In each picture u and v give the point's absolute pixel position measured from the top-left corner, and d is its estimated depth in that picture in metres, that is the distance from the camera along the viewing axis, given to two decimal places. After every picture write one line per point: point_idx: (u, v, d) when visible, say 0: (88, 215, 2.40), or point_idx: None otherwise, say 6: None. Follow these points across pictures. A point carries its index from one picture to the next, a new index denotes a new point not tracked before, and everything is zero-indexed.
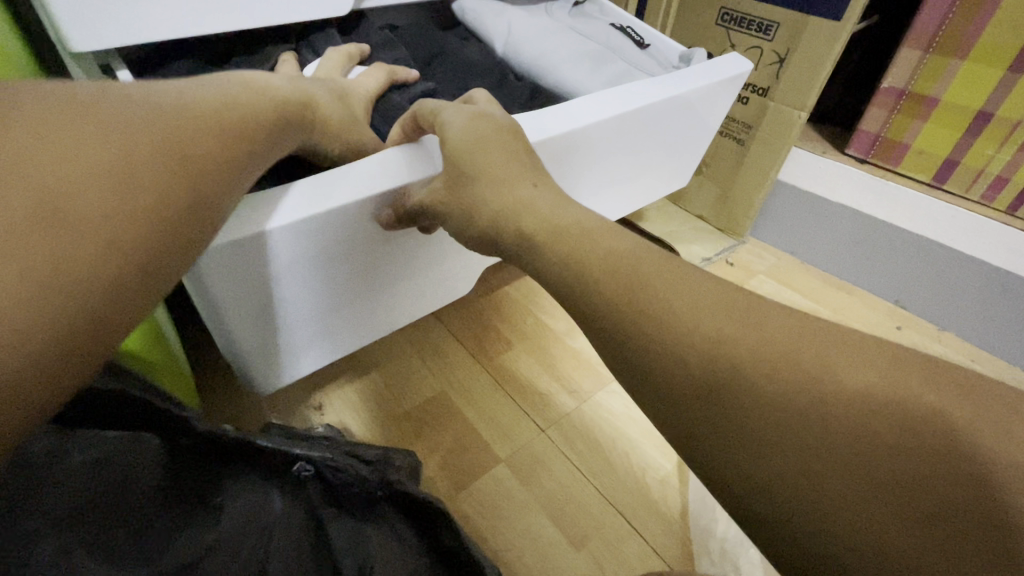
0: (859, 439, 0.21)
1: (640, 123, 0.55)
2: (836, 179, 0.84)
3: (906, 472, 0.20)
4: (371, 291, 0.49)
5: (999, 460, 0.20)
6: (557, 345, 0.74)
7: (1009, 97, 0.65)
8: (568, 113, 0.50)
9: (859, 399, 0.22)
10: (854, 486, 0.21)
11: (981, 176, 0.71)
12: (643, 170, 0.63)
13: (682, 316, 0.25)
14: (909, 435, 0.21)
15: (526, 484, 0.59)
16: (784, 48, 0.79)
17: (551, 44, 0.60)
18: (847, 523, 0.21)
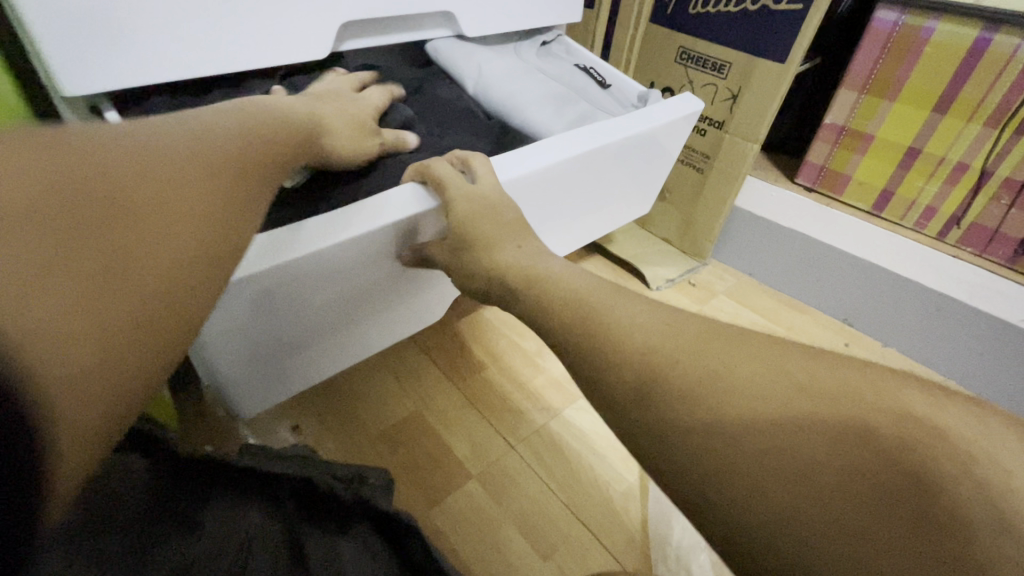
0: (774, 444, 0.26)
1: (600, 160, 0.59)
2: (788, 206, 0.90)
3: (812, 468, 0.25)
4: (347, 320, 0.52)
5: (884, 453, 0.25)
6: (528, 363, 0.78)
7: (933, 136, 0.73)
8: (534, 153, 0.54)
9: (771, 411, 0.27)
10: (776, 476, 0.25)
11: (914, 205, 0.78)
12: (607, 201, 0.68)
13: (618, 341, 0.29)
14: (821, 435, 0.26)
15: (496, 499, 0.62)
16: (736, 87, 0.85)
17: (518, 85, 0.65)
18: (768, 516, 0.25)
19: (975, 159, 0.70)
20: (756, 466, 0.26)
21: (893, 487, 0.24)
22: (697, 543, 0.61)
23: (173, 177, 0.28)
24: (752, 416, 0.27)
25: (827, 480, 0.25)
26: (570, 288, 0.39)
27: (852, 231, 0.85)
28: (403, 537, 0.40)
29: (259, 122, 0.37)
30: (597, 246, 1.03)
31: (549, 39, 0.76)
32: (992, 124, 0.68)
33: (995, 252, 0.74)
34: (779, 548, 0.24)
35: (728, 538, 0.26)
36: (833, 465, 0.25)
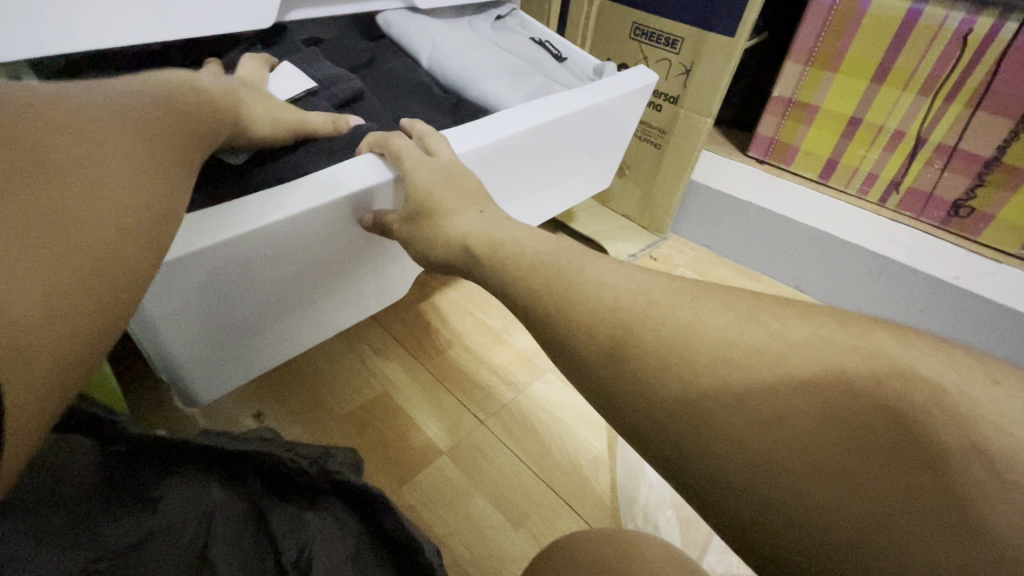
0: (738, 384, 0.25)
1: (559, 131, 0.59)
2: (741, 179, 0.93)
3: (779, 407, 0.24)
4: (309, 299, 0.51)
5: (853, 380, 0.23)
6: (494, 341, 0.78)
7: (873, 105, 0.76)
8: (492, 124, 0.54)
9: (739, 352, 0.25)
10: (733, 415, 0.24)
11: (857, 173, 0.82)
12: (568, 172, 0.69)
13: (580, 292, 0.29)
14: (781, 373, 0.24)
15: (466, 471, 0.62)
16: (689, 61, 0.87)
17: (474, 57, 0.64)
18: (725, 454, 0.24)
19: (910, 127, 0.74)
20: (714, 405, 0.25)
21: (855, 419, 0.22)
22: (663, 500, 0.63)
23: (91, 171, 0.27)
24: (708, 354, 0.26)
25: (787, 414, 0.23)
26: (529, 246, 0.39)
27: (802, 201, 0.89)
28: (374, 507, 0.40)
29: (172, 104, 0.35)
30: (559, 224, 1.03)
31: (504, 13, 0.75)
32: (926, 92, 0.71)
33: (930, 214, 0.79)
34: (742, 485, 0.23)
35: (690, 478, 0.25)
36: (795, 401, 0.23)
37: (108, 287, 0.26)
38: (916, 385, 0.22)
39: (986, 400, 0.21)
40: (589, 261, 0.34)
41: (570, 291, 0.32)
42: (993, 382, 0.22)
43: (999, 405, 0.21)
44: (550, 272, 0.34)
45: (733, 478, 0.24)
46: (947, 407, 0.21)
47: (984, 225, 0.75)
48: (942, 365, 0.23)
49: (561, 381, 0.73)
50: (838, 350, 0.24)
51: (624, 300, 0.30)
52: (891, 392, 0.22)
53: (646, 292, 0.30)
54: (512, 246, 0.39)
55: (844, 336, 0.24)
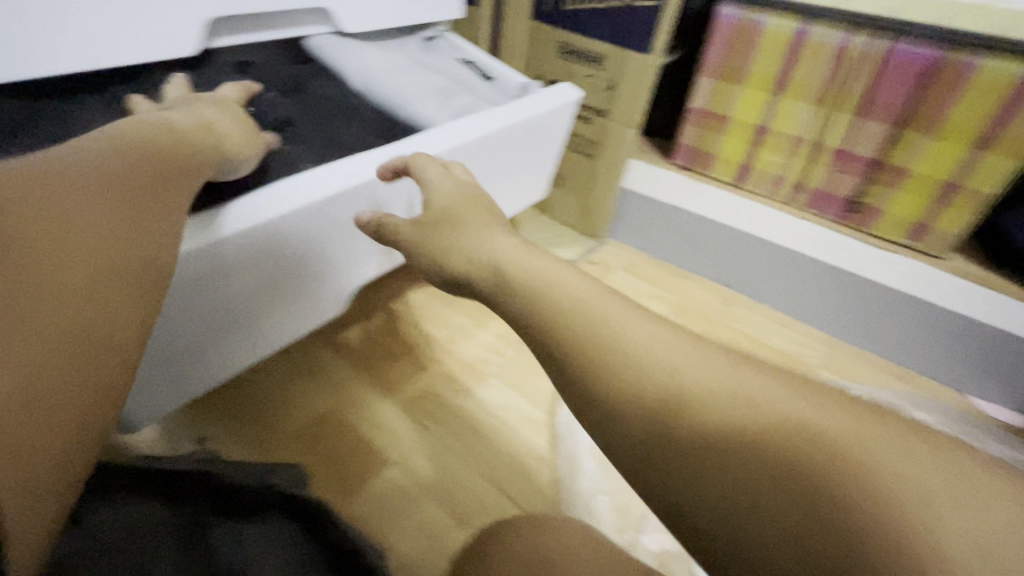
0: (682, 397, 0.30)
1: (480, 150, 0.62)
2: (668, 184, 0.99)
3: (712, 418, 0.29)
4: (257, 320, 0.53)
5: (785, 415, 0.28)
6: (439, 351, 0.80)
7: (776, 115, 0.84)
8: (412, 142, 0.56)
9: (670, 365, 0.31)
10: (682, 424, 0.29)
11: (767, 176, 0.90)
12: (496, 187, 0.72)
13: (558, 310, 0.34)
14: (728, 399, 0.29)
15: (413, 477, 0.64)
16: (613, 77, 0.93)
17: (401, 78, 0.66)
18: (666, 452, 0.29)
19: (808, 132, 0.82)
20: (667, 415, 0.30)
21: (780, 442, 0.27)
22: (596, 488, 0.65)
23: (64, 245, 0.30)
24: (669, 374, 0.31)
25: (727, 430, 0.29)
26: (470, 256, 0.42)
27: (719, 202, 0.95)
28: (319, 521, 0.42)
29: (140, 150, 0.37)
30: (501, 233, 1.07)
31: (433, 35, 0.79)
32: (818, 102, 0.79)
33: (830, 211, 0.86)
34: (675, 475, 0.29)
35: (631, 466, 0.31)
36: (736, 421, 0.29)
37: (89, 349, 0.30)
38: (832, 425, 0.27)
39: (844, 423, 0.28)
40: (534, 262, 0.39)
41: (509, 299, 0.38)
42: (885, 429, 0.28)
43: (889, 447, 0.27)
44: (494, 283, 0.39)
45: (669, 470, 0.29)
46: (849, 443, 0.27)
47: (875, 219, 0.82)
48: (837, 409, 0.28)
49: (505, 386, 0.76)
50: (775, 394, 0.29)
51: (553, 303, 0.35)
52: (809, 426, 0.28)
53: (581, 301, 0.35)
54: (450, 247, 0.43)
55: (782, 385, 0.30)
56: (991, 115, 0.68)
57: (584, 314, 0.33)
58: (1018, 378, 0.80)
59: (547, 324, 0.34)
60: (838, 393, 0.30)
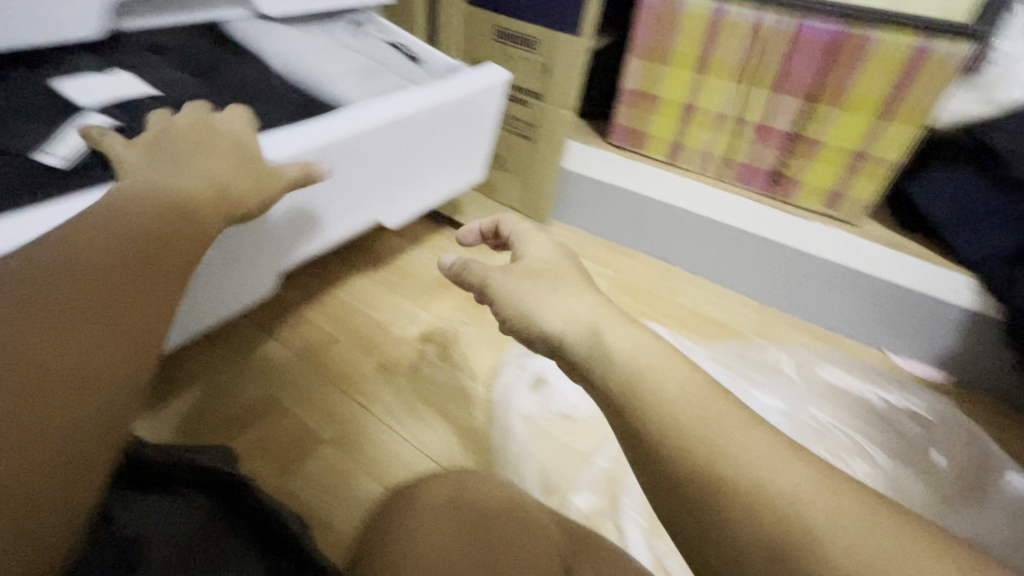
0: (666, 405, 0.31)
1: (401, 134, 0.63)
2: (602, 164, 1.02)
3: (687, 429, 0.30)
4: (234, 277, 0.57)
5: (758, 455, 0.28)
6: (380, 333, 0.81)
7: (700, 93, 0.87)
8: (321, 125, 0.55)
9: (671, 383, 0.32)
10: (656, 420, 0.31)
11: (696, 153, 0.93)
12: (425, 172, 0.72)
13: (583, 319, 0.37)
14: (716, 422, 0.30)
15: (351, 455, 0.65)
16: (546, 60, 0.95)
17: (323, 59, 0.67)
18: (636, 431, 0.32)
19: (730, 109, 0.86)
20: (645, 410, 0.32)
21: (739, 470, 0.28)
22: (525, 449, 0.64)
23: (78, 326, 0.33)
24: (667, 388, 0.32)
25: (695, 439, 0.30)
26: (551, 315, 0.40)
27: (651, 180, 0.98)
28: (238, 493, 0.46)
29: (140, 208, 0.39)
30: (446, 218, 1.08)
31: (362, 20, 0.79)
32: (737, 79, 0.83)
33: (755, 183, 0.90)
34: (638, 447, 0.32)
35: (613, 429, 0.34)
36: (709, 439, 0.29)
37: (99, 421, 0.33)
38: (794, 487, 0.27)
39: (806, 492, 0.27)
40: (619, 327, 0.37)
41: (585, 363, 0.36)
42: (853, 515, 0.26)
43: (839, 526, 0.26)
44: (575, 347, 0.37)
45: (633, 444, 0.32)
46: (798, 501, 0.27)
47: (795, 189, 0.86)
48: (810, 478, 0.28)
49: (445, 363, 0.78)
50: (759, 443, 0.29)
51: (633, 374, 0.33)
52: (772, 473, 0.28)
53: (667, 373, 0.33)
54: (518, 302, 0.42)
55: (770, 439, 0.29)
56: (889, 86, 0.73)
57: (678, 398, 0.31)
58: (927, 336, 0.84)
59: (636, 399, 0.32)
60: (827, 467, 0.28)
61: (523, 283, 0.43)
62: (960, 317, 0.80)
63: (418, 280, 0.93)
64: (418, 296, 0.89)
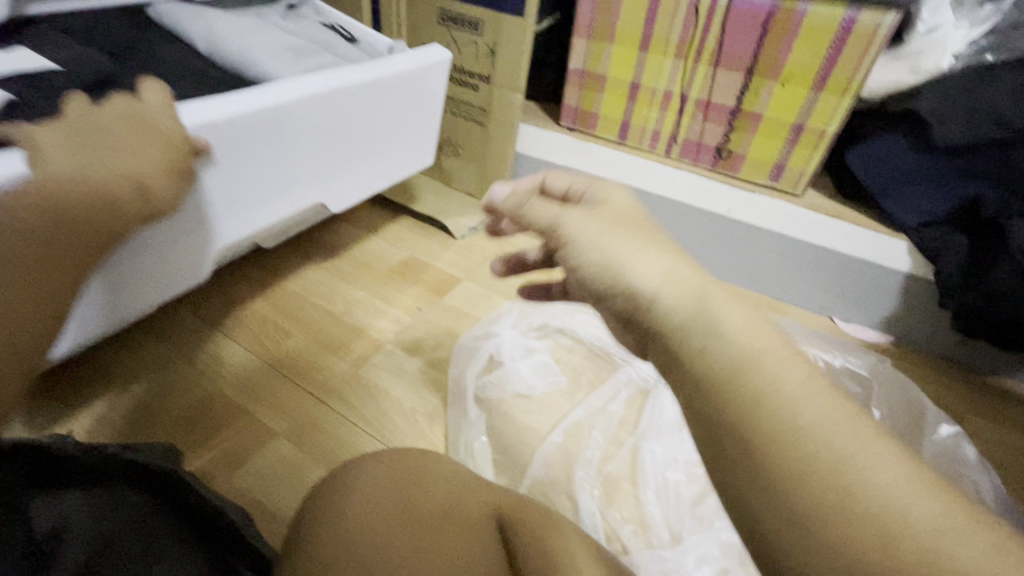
0: (749, 359, 0.30)
1: (334, 107, 0.62)
2: (555, 146, 1.02)
3: (775, 393, 0.29)
4: (181, 249, 0.55)
5: (836, 439, 0.27)
6: (334, 323, 0.80)
7: (645, 71, 0.88)
8: (242, 98, 0.53)
9: (750, 340, 0.31)
10: (731, 377, 0.29)
11: (645, 131, 0.94)
12: (362, 150, 0.70)
13: (657, 266, 0.34)
14: (807, 390, 0.29)
15: (302, 446, 0.64)
16: (492, 42, 0.94)
17: (251, 40, 0.64)
18: (705, 386, 0.30)
19: (675, 87, 0.87)
20: (726, 367, 0.30)
21: (817, 446, 0.27)
22: (479, 424, 0.65)
23: None
24: (744, 347, 0.30)
25: (773, 407, 0.28)
26: (644, 274, 0.34)
27: (605, 159, 0.99)
28: (173, 488, 0.41)
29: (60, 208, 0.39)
30: (402, 208, 1.07)
31: (297, 2, 0.77)
32: (679, 56, 0.84)
33: (703, 159, 0.91)
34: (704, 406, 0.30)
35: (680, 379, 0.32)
36: (800, 407, 0.28)
37: None
38: (868, 471, 0.26)
39: (870, 480, 0.26)
40: (731, 304, 0.33)
41: (680, 336, 0.32)
42: (943, 510, 0.25)
43: (915, 515, 0.25)
44: (676, 314, 0.33)
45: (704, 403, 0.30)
46: (875, 481, 0.26)
47: (740, 163, 0.88)
48: (879, 466, 0.26)
49: (401, 350, 0.77)
50: (834, 420, 0.28)
51: (749, 361, 0.30)
52: (843, 452, 0.27)
53: (783, 364, 0.30)
54: (600, 254, 0.35)
55: (846, 418, 0.28)
56: (822, 58, 0.75)
57: (801, 397, 0.28)
58: (875, 302, 0.86)
59: (696, 353, 0.31)
60: (900, 450, 0.28)
61: (602, 235, 0.36)
62: (900, 281, 0.82)
63: (374, 270, 0.92)
64: (374, 287, 0.88)
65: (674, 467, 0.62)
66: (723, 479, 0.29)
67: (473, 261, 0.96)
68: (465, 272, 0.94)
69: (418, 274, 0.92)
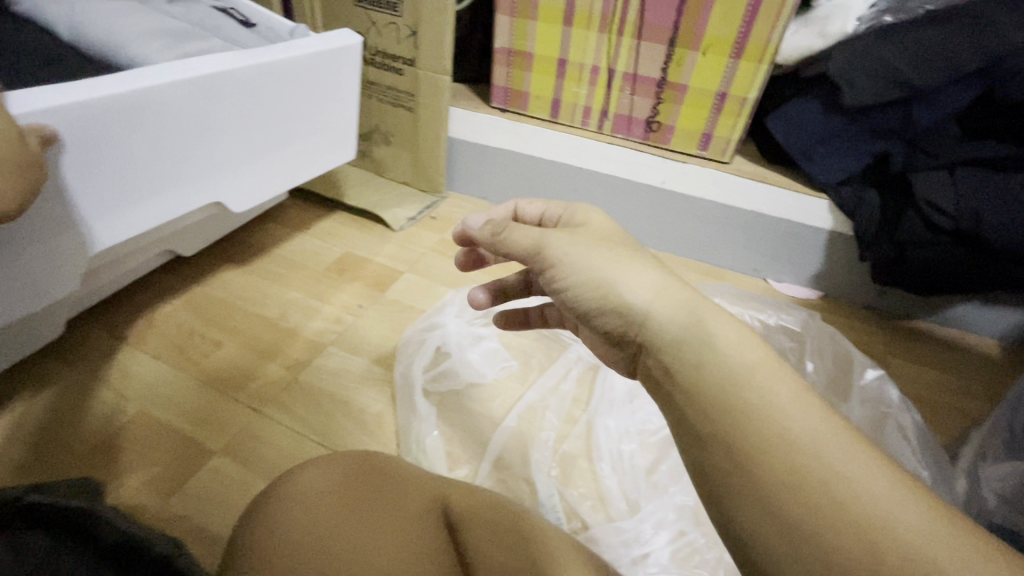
0: (731, 378, 0.30)
1: (217, 92, 0.60)
2: (488, 129, 1.01)
3: (758, 413, 0.29)
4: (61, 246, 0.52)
5: (825, 457, 0.27)
6: (269, 329, 0.75)
7: (570, 46, 0.87)
8: (72, 88, 0.49)
9: (735, 356, 0.31)
10: (717, 400, 0.30)
11: (576, 108, 0.93)
12: (252, 145, 0.68)
13: (640, 283, 0.34)
14: (792, 407, 0.29)
15: (242, 463, 0.60)
16: (412, 22, 0.90)
17: (127, 22, 0.60)
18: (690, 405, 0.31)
19: (601, 61, 0.87)
20: (712, 387, 0.30)
21: (806, 465, 0.27)
22: (429, 421, 0.62)
23: None
24: (731, 365, 0.30)
25: (759, 427, 0.28)
26: (635, 291, 0.34)
27: (540, 139, 0.97)
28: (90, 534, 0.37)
29: None
30: (334, 203, 1.02)
31: None
32: (603, 29, 0.84)
33: (635, 133, 0.92)
34: (693, 427, 0.30)
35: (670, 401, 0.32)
36: (783, 426, 0.28)
37: None
38: (855, 493, 0.26)
39: (862, 499, 0.26)
40: (721, 318, 0.33)
41: (673, 350, 0.32)
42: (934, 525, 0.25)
43: (909, 537, 0.25)
44: (669, 329, 0.32)
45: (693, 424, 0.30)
46: (866, 502, 0.26)
47: (671, 135, 0.89)
48: (871, 487, 0.26)
49: (344, 351, 0.73)
50: (822, 439, 0.28)
51: (741, 374, 0.30)
52: (831, 471, 0.27)
53: (771, 380, 0.30)
54: (589, 274, 0.35)
55: (835, 436, 0.28)
56: (738, 26, 0.76)
57: (789, 408, 0.29)
58: (805, 260, 0.90)
59: (688, 374, 0.31)
60: (891, 465, 0.27)
61: (589, 253, 0.36)
62: (824, 239, 0.86)
63: (310, 270, 0.87)
64: (311, 288, 0.84)
65: (628, 438, 0.63)
66: (716, 500, 0.29)
67: (414, 252, 0.94)
68: (407, 264, 0.91)
69: (358, 269, 0.88)
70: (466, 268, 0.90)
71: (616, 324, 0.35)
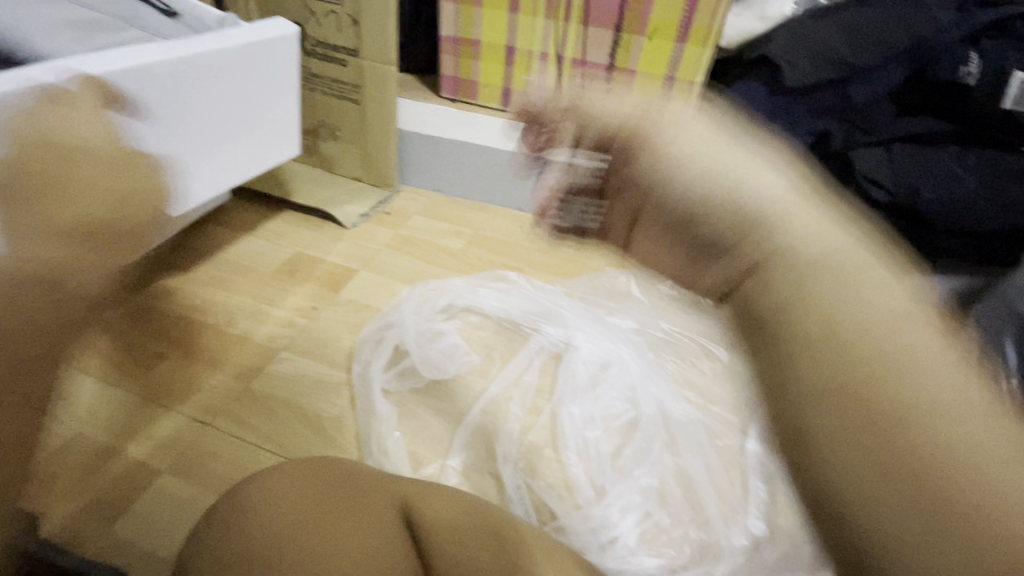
0: (867, 325, 0.22)
1: (143, 87, 0.56)
2: (438, 121, 0.99)
3: (919, 381, 0.21)
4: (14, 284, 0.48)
5: (997, 463, 0.19)
6: (215, 338, 0.72)
7: (518, 32, 0.86)
8: None
9: (878, 302, 0.23)
10: (835, 355, 0.21)
11: (526, 96, 0.92)
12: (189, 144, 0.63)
13: (762, 189, 0.26)
14: (962, 387, 0.21)
15: (190, 479, 0.57)
16: (354, 11, 0.87)
17: (32, 12, 0.56)
18: (806, 344, 0.22)
19: (550, 47, 0.86)
20: (853, 331, 0.22)
21: (978, 472, 0.19)
22: (389, 422, 0.61)
23: None
24: (872, 316, 0.22)
25: (909, 398, 0.20)
26: (766, 185, 0.26)
27: (491, 128, 0.97)
28: None
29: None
30: (281, 202, 0.98)
31: None
32: (549, 15, 0.83)
33: None
34: (811, 383, 0.22)
35: (765, 338, 0.23)
36: (955, 403, 0.20)
37: None
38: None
39: None
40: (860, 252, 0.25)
41: (798, 268, 0.24)
42: None
43: None
44: (800, 245, 0.24)
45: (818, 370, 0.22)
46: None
47: None
48: None
49: (298, 355, 0.70)
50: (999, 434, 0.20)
51: (889, 322, 0.22)
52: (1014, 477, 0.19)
53: (924, 337, 0.22)
54: (708, 159, 0.27)
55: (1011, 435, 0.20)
56: (682, 9, 0.77)
57: (949, 377, 0.21)
58: None
59: (808, 301, 0.23)
60: None
61: (702, 146, 0.28)
62: None
63: (258, 274, 0.83)
64: (260, 292, 0.80)
65: (592, 425, 0.63)
66: (817, 480, 0.21)
67: (367, 249, 0.91)
68: (361, 262, 0.88)
69: (309, 270, 0.85)
70: (424, 264, 0.88)
71: (728, 224, 0.26)
